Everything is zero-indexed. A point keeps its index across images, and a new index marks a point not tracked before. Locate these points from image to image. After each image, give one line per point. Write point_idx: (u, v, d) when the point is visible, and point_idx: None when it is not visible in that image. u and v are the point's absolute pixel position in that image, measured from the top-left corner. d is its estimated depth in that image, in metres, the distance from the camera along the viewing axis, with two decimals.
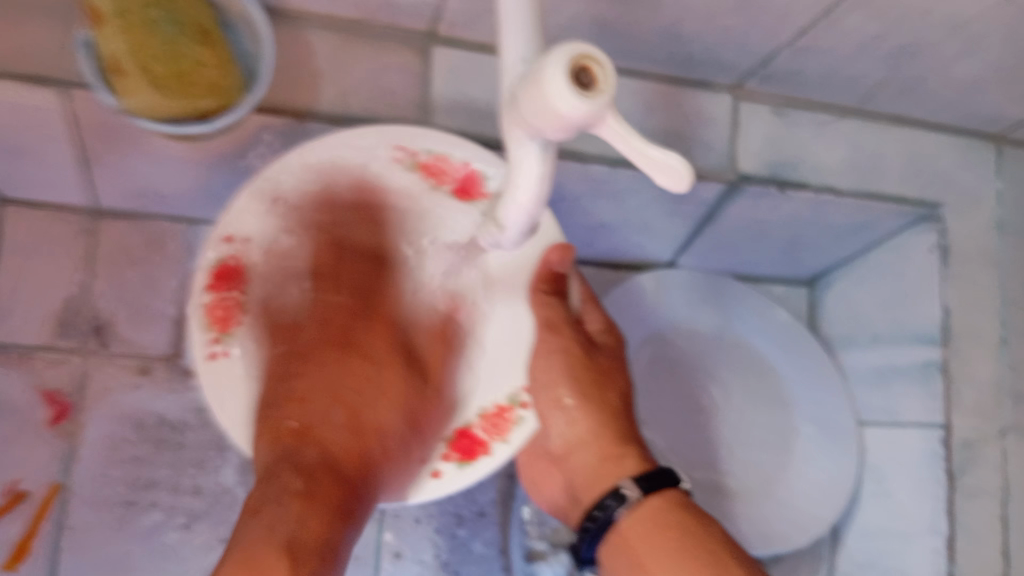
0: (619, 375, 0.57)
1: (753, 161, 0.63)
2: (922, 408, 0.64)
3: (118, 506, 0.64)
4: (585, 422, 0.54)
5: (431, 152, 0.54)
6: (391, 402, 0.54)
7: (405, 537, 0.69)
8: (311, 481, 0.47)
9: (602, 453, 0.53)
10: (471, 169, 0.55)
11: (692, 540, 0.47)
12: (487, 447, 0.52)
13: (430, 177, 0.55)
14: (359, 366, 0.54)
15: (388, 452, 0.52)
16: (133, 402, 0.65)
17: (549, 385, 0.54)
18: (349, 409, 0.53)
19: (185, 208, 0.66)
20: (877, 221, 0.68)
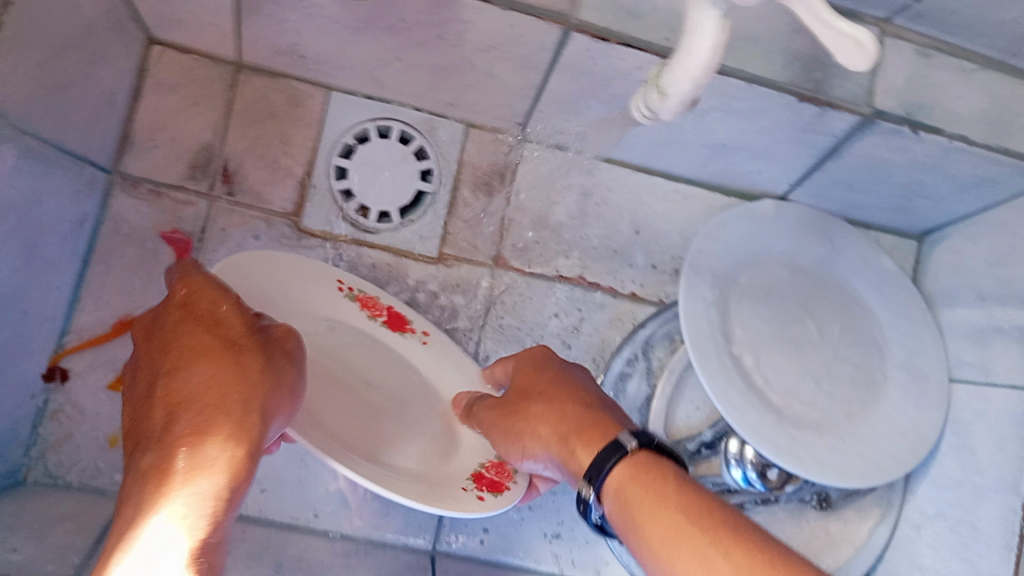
0: (548, 374, 0.57)
1: (892, 98, 0.62)
2: (1018, 368, 0.64)
3: None
4: (546, 420, 0.54)
5: (363, 291, 0.65)
6: (216, 361, 0.46)
7: None
8: (158, 470, 0.40)
9: (559, 436, 0.52)
10: (396, 310, 0.65)
11: (655, 512, 0.43)
12: (512, 479, 0.59)
13: (367, 309, 0.64)
14: (198, 331, 0.48)
15: (255, 397, 0.45)
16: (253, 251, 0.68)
17: (507, 438, 0.56)
18: (187, 382, 0.45)
19: (323, 72, 0.68)
20: (1001, 178, 0.66)
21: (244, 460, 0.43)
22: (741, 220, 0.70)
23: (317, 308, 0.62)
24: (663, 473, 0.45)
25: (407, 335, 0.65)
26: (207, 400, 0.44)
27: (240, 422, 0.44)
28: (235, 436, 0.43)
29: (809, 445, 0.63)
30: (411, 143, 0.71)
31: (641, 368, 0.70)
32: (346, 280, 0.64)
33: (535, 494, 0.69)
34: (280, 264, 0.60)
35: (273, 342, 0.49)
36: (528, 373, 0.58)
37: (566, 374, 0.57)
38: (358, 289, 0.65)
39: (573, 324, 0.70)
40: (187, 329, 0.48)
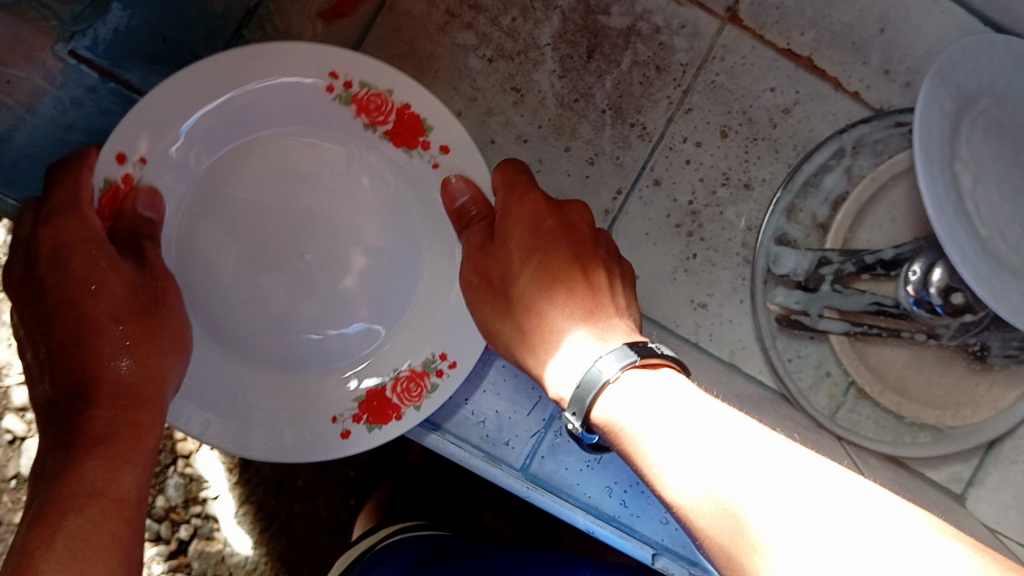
0: (528, 268, 0.51)
1: None
2: None
3: (443, 14, 0.64)
4: (523, 325, 0.51)
5: (365, 86, 0.54)
6: (99, 347, 0.49)
7: (671, 171, 0.65)
8: (76, 448, 0.45)
9: (532, 348, 0.50)
10: (411, 112, 0.54)
11: (680, 429, 0.40)
12: (399, 412, 0.55)
13: (368, 113, 0.55)
14: (82, 292, 0.49)
15: (127, 384, 0.48)
16: None
17: (476, 309, 0.53)
18: (78, 364, 0.48)
19: None
20: None
21: (151, 423, 0.48)
22: (994, 49, 0.64)
23: (278, 129, 0.55)
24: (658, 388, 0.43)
25: (417, 149, 0.56)
26: (102, 392, 0.48)
27: (128, 401, 0.48)
28: (132, 411, 0.48)
29: (1000, 278, 0.60)
30: None
31: (840, 167, 0.66)
32: (341, 73, 0.53)
33: (694, 260, 0.65)
34: (214, 105, 0.52)
35: (154, 296, 0.51)
36: (515, 244, 0.52)
37: (558, 247, 0.52)
38: (360, 84, 0.54)
39: (786, 105, 0.66)
40: (78, 301, 0.49)
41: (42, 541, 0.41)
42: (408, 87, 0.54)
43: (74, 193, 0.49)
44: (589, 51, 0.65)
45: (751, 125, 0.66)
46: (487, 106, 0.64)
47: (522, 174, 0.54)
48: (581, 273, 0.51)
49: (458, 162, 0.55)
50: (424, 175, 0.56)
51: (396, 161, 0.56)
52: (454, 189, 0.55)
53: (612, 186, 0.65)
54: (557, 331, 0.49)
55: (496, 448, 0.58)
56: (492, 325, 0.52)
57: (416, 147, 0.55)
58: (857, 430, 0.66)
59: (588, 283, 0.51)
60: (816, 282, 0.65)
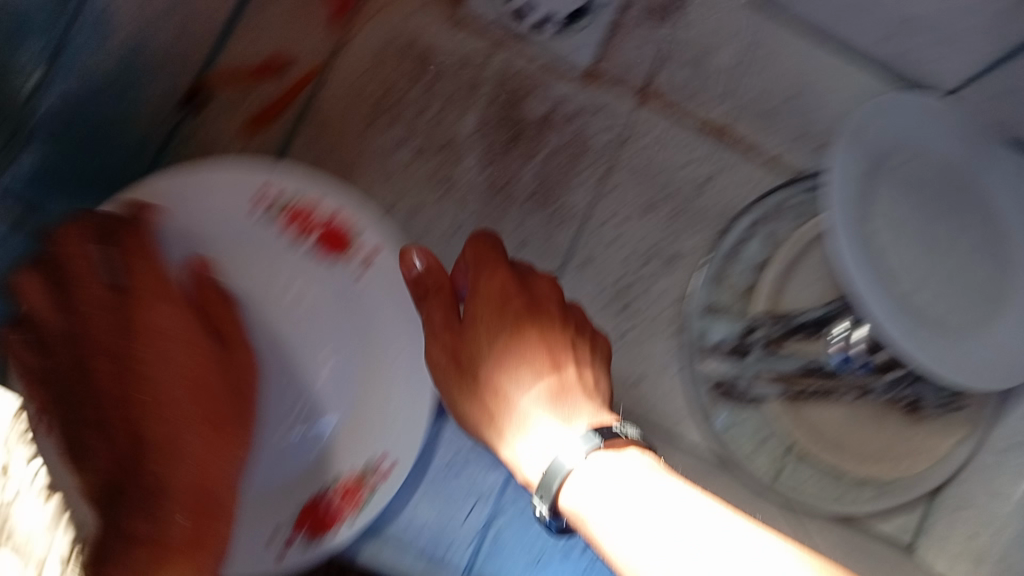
0: (498, 341, 0.52)
1: None
2: None
3: (367, 112, 0.64)
4: (491, 406, 0.51)
5: (294, 200, 0.55)
6: (187, 427, 0.49)
7: (599, 249, 0.67)
8: (158, 551, 0.47)
9: (500, 431, 0.50)
10: (338, 221, 0.56)
11: (625, 507, 0.42)
12: (336, 525, 0.53)
13: (296, 227, 0.56)
14: (175, 381, 0.50)
15: (199, 480, 0.48)
16: (410, 24, 0.65)
17: (446, 397, 0.53)
18: (155, 445, 0.49)
19: None
20: None
21: (218, 534, 0.48)
22: (903, 113, 0.67)
23: (211, 247, 0.55)
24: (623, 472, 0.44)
25: (343, 261, 0.56)
26: (177, 489, 0.48)
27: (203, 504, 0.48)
28: (210, 517, 0.48)
29: (920, 329, 0.62)
30: None
31: (761, 234, 0.68)
32: (273, 187, 0.55)
33: (627, 335, 0.67)
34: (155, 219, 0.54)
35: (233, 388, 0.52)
36: (483, 323, 0.52)
37: (524, 317, 0.52)
38: (288, 198, 0.56)
39: (706, 176, 0.68)
40: (178, 375, 0.50)
41: None
42: (335, 197, 0.56)
43: (150, 274, 0.52)
44: (511, 138, 0.66)
45: (674, 198, 0.68)
46: (414, 198, 0.64)
47: (487, 252, 0.54)
48: (550, 350, 0.52)
49: (385, 271, 0.55)
50: (348, 286, 0.55)
51: (320, 275, 0.56)
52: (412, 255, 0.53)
53: (543, 268, 0.66)
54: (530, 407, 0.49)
55: (436, 552, 0.59)
56: (459, 406, 0.52)
57: (344, 257, 0.56)
58: (801, 490, 0.67)
59: (557, 364, 0.51)
60: (748, 348, 0.66)
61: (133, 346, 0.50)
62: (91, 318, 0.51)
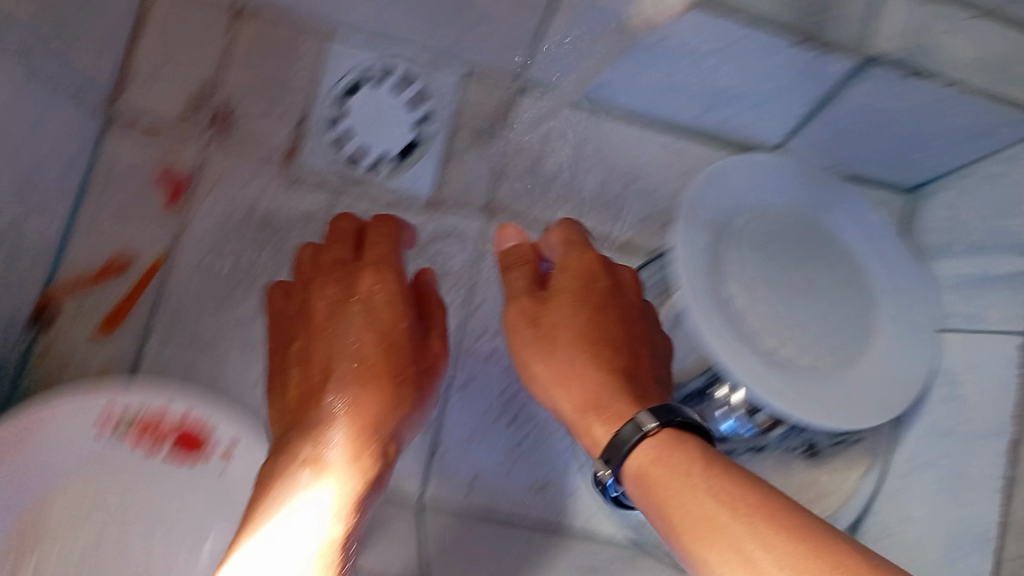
0: (581, 314, 0.60)
1: (893, 41, 0.60)
2: (1012, 317, 0.66)
3: (219, 291, 0.65)
4: (563, 374, 0.58)
5: (142, 410, 0.56)
6: (369, 374, 0.55)
7: (475, 369, 0.70)
8: (302, 456, 0.51)
9: (569, 373, 0.58)
10: (191, 418, 0.57)
11: (671, 500, 0.47)
12: None
13: (149, 434, 0.57)
14: (367, 347, 0.56)
15: (364, 453, 0.52)
16: (245, 195, 0.66)
17: (530, 341, 0.60)
18: (331, 369, 0.56)
19: (320, 14, 0.65)
20: (995, 129, 0.66)
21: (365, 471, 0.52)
22: (735, 174, 0.71)
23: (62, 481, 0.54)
24: (680, 456, 0.49)
25: (204, 454, 0.58)
26: (364, 426, 0.53)
27: (371, 441, 0.53)
28: (365, 454, 0.52)
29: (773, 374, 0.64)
30: (408, 90, 0.68)
31: None
32: (119, 404, 0.56)
33: (523, 445, 0.69)
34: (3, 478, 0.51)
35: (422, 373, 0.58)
36: (566, 297, 0.61)
37: (603, 309, 0.61)
38: (136, 410, 0.56)
39: None
40: (363, 342, 0.56)
41: (252, 510, 0.49)
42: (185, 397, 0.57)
43: (357, 285, 0.58)
44: None
45: None
46: None
47: (584, 244, 0.63)
48: (623, 345, 0.60)
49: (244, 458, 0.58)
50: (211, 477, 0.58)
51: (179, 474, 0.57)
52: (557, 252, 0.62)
53: None
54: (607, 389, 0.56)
55: None
56: (526, 367, 0.60)
57: (202, 456, 0.58)
58: None
59: (624, 352, 0.59)
60: None
61: (311, 316, 0.59)
62: (342, 303, 0.58)
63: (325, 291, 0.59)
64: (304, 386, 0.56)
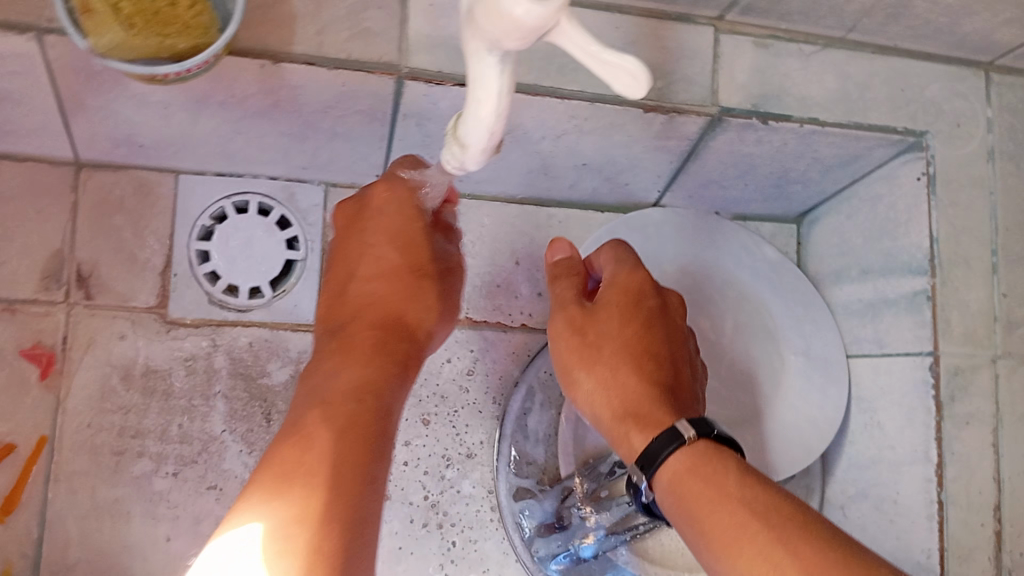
0: (625, 327, 0.57)
1: (735, 93, 0.61)
2: (909, 337, 0.66)
3: (110, 455, 0.64)
4: (596, 380, 0.56)
5: None
6: (400, 284, 0.55)
7: (395, 480, 0.69)
8: (340, 359, 0.52)
9: (610, 393, 0.55)
10: None
11: (697, 514, 0.47)
12: None
13: None
14: (399, 268, 0.55)
15: (383, 366, 0.52)
16: (122, 351, 0.65)
17: (564, 357, 0.57)
18: (366, 290, 0.56)
19: (168, 157, 0.65)
20: (864, 152, 0.67)
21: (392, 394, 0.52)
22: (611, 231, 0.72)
23: None
24: (720, 466, 0.48)
25: None
26: (398, 342, 0.54)
27: (382, 399, 0.51)
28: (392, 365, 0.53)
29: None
30: (272, 214, 0.69)
31: (537, 405, 0.71)
32: None
33: (454, 547, 0.69)
34: None
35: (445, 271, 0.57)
36: (614, 309, 0.57)
37: (653, 325, 0.57)
38: None
39: (468, 367, 0.72)
40: (403, 258, 0.55)
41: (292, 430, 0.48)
42: None
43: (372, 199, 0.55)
44: (265, 415, 0.67)
45: (446, 400, 0.71)
46: (193, 516, 0.65)
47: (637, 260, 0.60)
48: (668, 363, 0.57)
49: None
50: None
51: None
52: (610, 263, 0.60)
53: None
54: (646, 397, 0.53)
55: None
56: (568, 373, 0.57)
57: None
58: None
59: (672, 373, 0.56)
60: (568, 515, 0.67)
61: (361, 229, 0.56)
62: (361, 234, 0.56)
63: (350, 221, 0.57)
64: (329, 306, 0.56)
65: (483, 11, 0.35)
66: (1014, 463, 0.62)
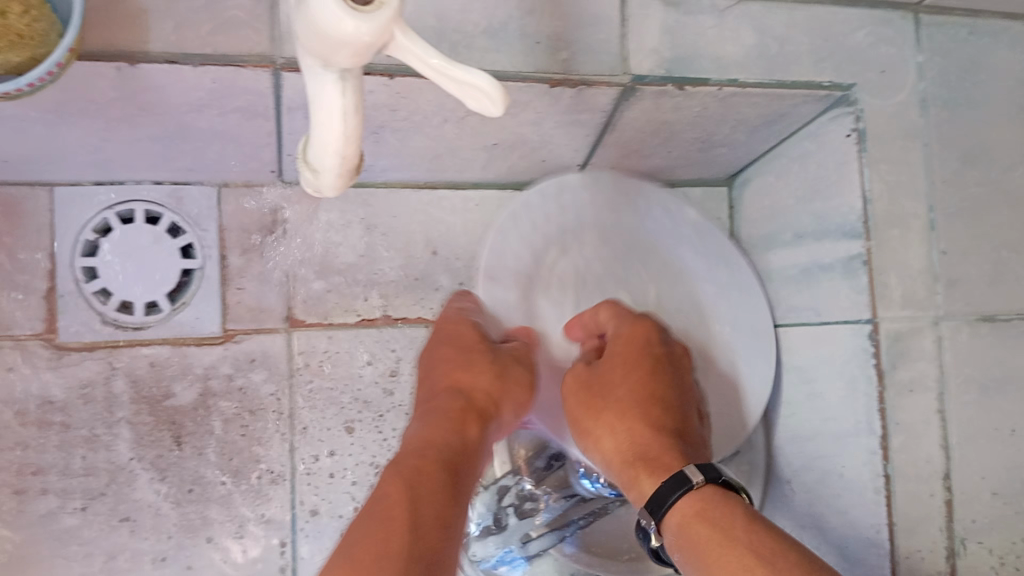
0: (627, 375, 0.57)
1: (648, 58, 0.56)
2: (847, 304, 0.62)
3: (11, 496, 0.60)
4: (612, 433, 0.55)
5: None
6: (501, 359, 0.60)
7: (322, 493, 0.66)
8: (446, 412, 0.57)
9: (620, 446, 0.54)
10: None
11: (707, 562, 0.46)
12: None
13: None
14: (491, 341, 0.61)
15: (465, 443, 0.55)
16: (12, 385, 0.61)
17: (575, 418, 0.57)
18: (469, 360, 0.60)
19: (37, 171, 0.60)
20: (789, 110, 0.63)
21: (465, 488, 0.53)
22: (523, 220, 0.65)
23: None
24: (723, 512, 0.48)
25: None
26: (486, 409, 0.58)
27: (449, 454, 0.54)
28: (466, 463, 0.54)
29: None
30: (161, 221, 0.65)
31: None
32: None
33: None
34: None
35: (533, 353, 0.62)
36: (616, 359, 0.57)
37: (657, 371, 0.57)
38: None
39: (390, 367, 0.69)
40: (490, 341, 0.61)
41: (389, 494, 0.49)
42: None
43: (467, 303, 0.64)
44: (175, 439, 0.64)
45: (370, 406, 0.68)
46: (107, 551, 0.62)
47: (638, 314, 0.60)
48: (670, 407, 0.56)
49: None
50: None
51: None
52: (610, 318, 0.60)
53: (274, 542, 0.65)
54: (652, 442, 0.53)
55: None
56: (582, 430, 0.57)
57: None
58: None
59: (674, 419, 0.56)
60: (504, 516, 0.64)
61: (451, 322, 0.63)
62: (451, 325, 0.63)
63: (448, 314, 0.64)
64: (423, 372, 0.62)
65: (308, 26, 0.31)
66: (964, 427, 0.59)
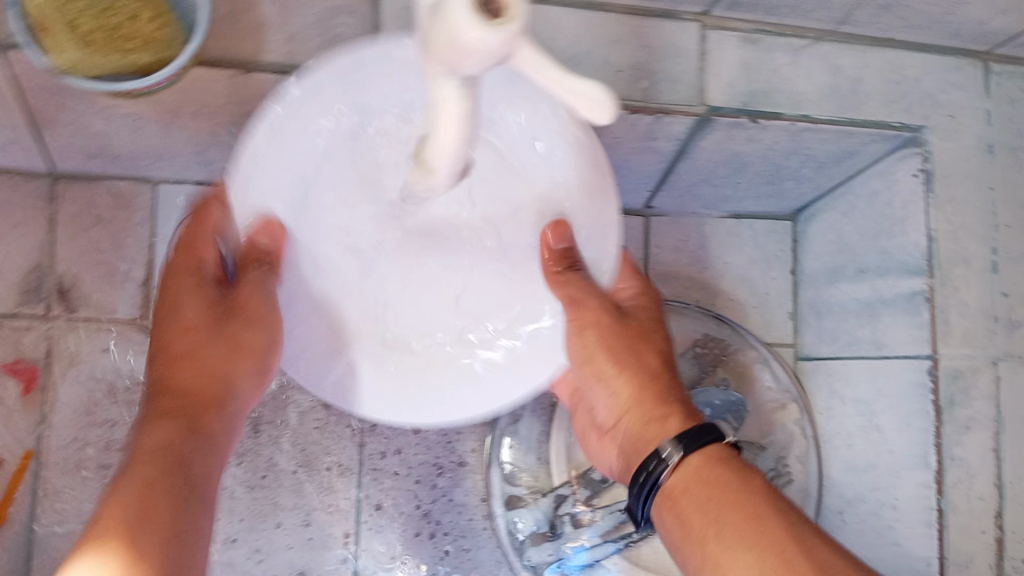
0: (652, 346, 0.56)
1: (724, 91, 0.59)
2: (908, 340, 0.63)
3: (97, 470, 0.64)
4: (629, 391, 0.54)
5: None
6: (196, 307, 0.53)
7: (385, 490, 0.70)
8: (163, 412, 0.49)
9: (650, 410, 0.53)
10: None
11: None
12: None
13: None
14: (198, 284, 0.54)
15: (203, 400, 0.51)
16: (106, 364, 0.65)
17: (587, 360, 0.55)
18: (177, 317, 0.53)
19: (143, 167, 0.64)
20: (858, 148, 0.64)
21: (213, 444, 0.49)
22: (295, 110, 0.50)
23: None
24: (724, 475, 0.47)
25: None
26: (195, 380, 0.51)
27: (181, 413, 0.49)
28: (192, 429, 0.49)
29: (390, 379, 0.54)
30: None
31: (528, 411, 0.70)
32: None
33: (448, 555, 0.70)
34: None
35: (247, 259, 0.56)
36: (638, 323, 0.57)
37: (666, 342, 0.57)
38: None
39: None
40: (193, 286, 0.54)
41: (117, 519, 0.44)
42: None
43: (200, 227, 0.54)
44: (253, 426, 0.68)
45: None
46: None
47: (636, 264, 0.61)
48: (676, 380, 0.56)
49: None
50: None
51: None
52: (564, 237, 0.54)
53: (339, 532, 0.68)
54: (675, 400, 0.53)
55: None
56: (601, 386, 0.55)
57: None
58: None
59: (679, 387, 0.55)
60: (559, 524, 0.66)
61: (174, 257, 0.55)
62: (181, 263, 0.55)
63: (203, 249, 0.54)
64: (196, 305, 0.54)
65: (440, 36, 0.34)
66: (1016, 466, 0.60)
